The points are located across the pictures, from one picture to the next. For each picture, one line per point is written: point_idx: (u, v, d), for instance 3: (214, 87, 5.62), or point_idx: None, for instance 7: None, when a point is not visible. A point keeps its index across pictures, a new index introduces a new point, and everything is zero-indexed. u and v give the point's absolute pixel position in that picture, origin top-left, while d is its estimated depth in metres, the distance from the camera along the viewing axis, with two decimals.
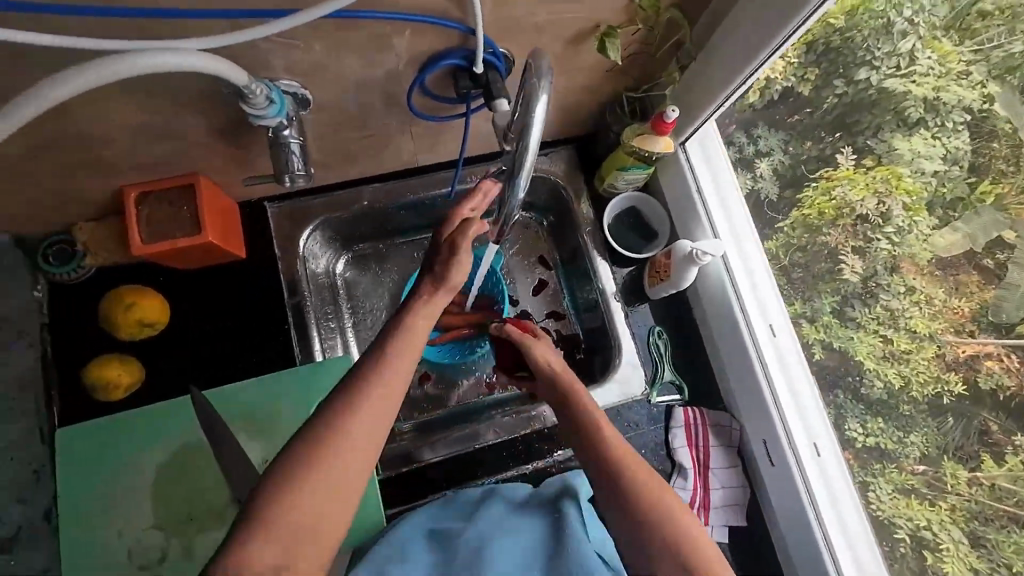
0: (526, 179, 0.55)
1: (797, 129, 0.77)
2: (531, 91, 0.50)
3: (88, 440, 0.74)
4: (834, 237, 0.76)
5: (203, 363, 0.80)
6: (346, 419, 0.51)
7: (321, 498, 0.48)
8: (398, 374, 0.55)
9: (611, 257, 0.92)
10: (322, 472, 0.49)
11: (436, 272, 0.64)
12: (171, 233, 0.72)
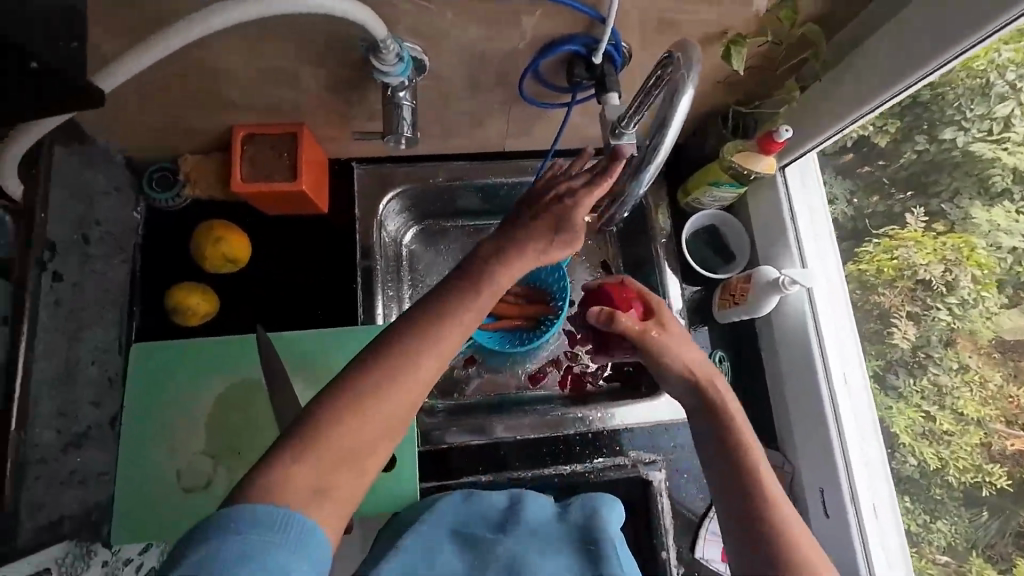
0: (651, 171, 0.60)
1: (867, 180, 0.78)
2: (676, 81, 0.51)
3: (162, 358, 0.78)
4: (889, 297, 0.77)
5: (273, 304, 0.82)
6: (417, 355, 0.52)
7: (372, 431, 0.49)
8: (460, 326, 0.55)
9: (683, 273, 0.90)
10: (375, 408, 0.49)
11: (549, 238, 0.64)
12: (269, 176, 0.75)
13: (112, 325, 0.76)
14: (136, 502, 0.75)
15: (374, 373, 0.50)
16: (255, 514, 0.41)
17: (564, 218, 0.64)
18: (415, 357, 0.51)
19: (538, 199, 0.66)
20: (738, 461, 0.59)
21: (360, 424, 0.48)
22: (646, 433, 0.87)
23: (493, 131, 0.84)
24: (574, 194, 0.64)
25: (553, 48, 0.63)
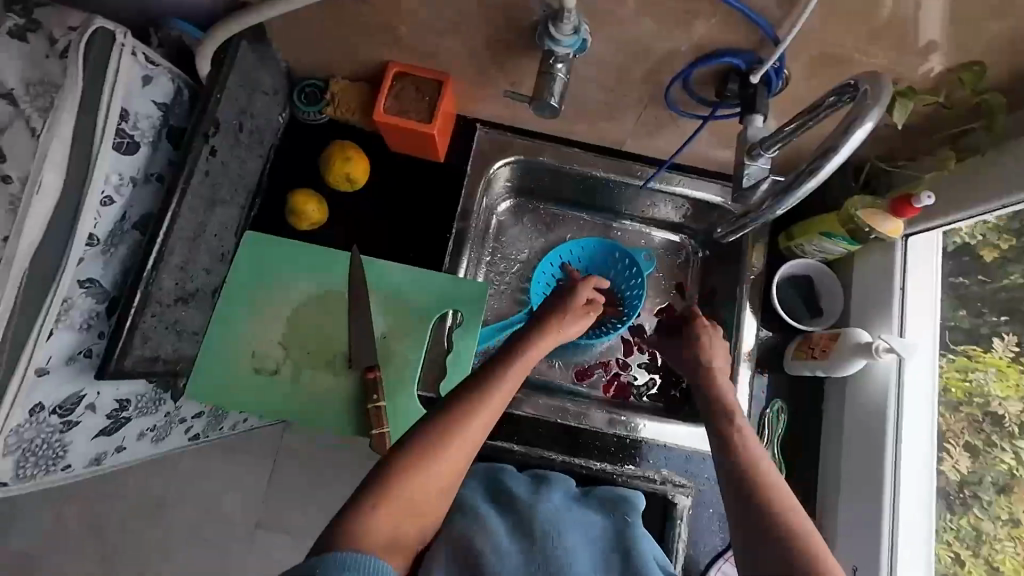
0: (797, 196, 0.59)
1: (965, 294, 0.79)
2: (858, 112, 0.50)
3: (265, 249, 0.84)
4: (954, 418, 0.78)
5: (373, 232, 0.88)
6: (464, 421, 0.60)
7: (430, 486, 0.56)
8: (496, 405, 0.63)
9: (763, 315, 0.88)
10: (434, 467, 0.57)
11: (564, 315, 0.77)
12: (409, 115, 0.80)
13: (239, 207, 0.84)
14: (211, 366, 0.81)
15: (430, 434, 0.58)
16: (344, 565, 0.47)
17: (572, 298, 0.78)
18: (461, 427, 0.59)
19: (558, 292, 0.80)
20: (739, 455, 0.59)
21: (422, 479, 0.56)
22: (682, 456, 0.86)
23: (619, 126, 0.86)
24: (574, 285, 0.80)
25: (714, 58, 0.64)
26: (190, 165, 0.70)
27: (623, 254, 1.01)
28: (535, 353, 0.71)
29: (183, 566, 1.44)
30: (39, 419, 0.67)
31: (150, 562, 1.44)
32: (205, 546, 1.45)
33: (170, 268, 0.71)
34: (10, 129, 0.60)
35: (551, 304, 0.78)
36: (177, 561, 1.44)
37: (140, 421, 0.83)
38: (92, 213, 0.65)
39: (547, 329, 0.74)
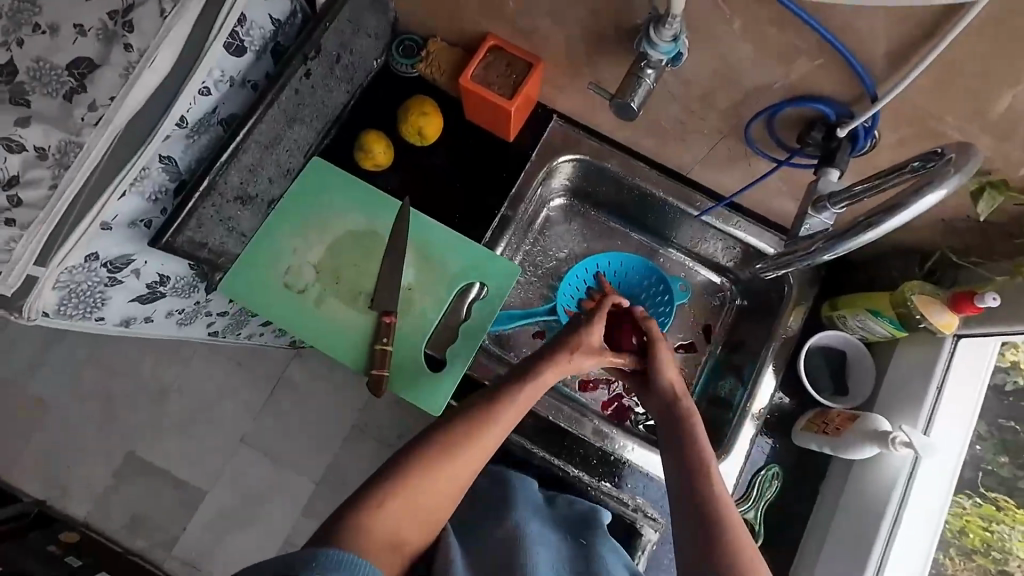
0: (847, 249, 0.57)
1: (1014, 440, 0.75)
2: (934, 177, 0.49)
3: (323, 176, 0.88)
4: (966, 565, 0.73)
5: (427, 189, 0.91)
6: (473, 432, 0.66)
7: (442, 487, 0.62)
8: (497, 432, 0.67)
9: (783, 377, 0.85)
10: (438, 482, 0.62)
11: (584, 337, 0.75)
12: (493, 88, 0.82)
13: (314, 132, 0.88)
14: (246, 269, 0.84)
15: (443, 438, 0.65)
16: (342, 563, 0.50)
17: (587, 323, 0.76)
18: (462, 447, 0.64)
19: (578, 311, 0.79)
20: (709, 484, 0.64)
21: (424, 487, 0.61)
22: (660, 490, 0.85)
23: (691, 153, 0.85)
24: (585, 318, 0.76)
25: (807, 102, 0.63)
26: (284, 79, 0.75)
27: (658, 280, 1.02)
28: (553, 374, 0.72)
29: (165, 453, 1.52)
30: (91, 269, 0.71)
31: (139, 439, 1.53)
32: (190, 441, 1.52)
33: (239, 166, 0.75)
34: (144, 5, 0.66)
35: (562, 336, 0.75)
36: (161, 446, 1.52)
37: (172, 300, 0.88)
38: (189, 98, 0.71)
39: (554, 364, 0.72)
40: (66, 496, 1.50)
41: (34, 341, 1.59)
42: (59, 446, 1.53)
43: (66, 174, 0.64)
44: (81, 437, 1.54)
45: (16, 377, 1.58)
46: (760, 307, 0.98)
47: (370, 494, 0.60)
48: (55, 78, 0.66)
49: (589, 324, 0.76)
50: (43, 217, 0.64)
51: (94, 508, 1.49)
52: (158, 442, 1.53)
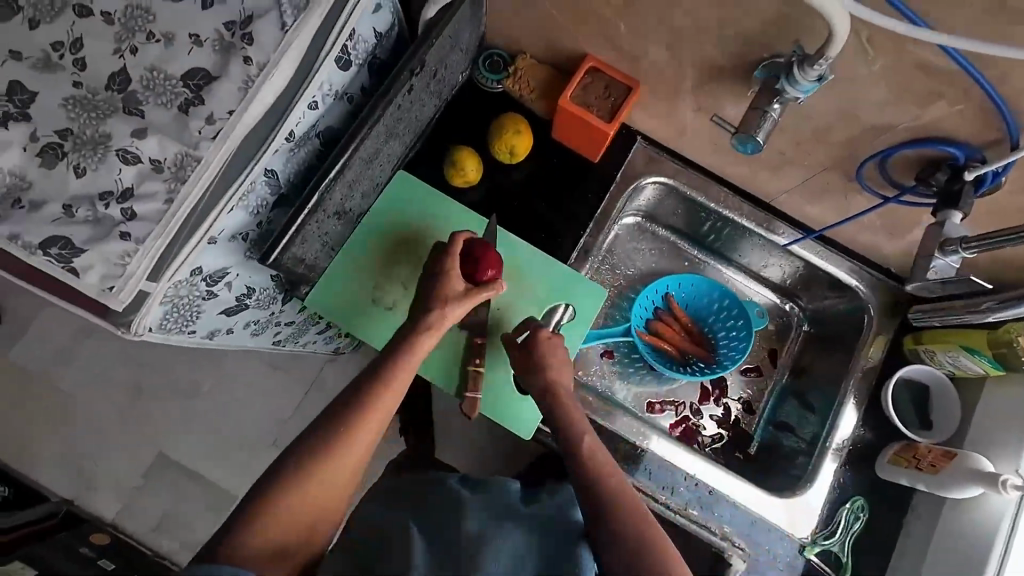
0: None
1: None
2: None
3: (409, 188, 0.86)
4: None
5: (512, 208, 0.91)
6: (337, 425, 0.66)
7: (317, 482, 0.64)
8: (365, 426, 0.67)
9: (865, 410, 0.87)
10: (309, 492, 0.63)
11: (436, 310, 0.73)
12: (592, 110, 0.82)
13: (403, 145, 0.87)
14: (336, 285, 0.83)
15: (316, 440, 0.65)
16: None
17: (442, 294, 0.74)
18: (328, 458, 0.64)
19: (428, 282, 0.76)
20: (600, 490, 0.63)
21: (294, 504, 0.62)
22: (748, 519, 0.82)
23: (782, 182, 0.85)
24: (437, 276, 0.75)
25: (931, 142, 0.63)
26: (392, 96, 0.74)
27: (732, 305, 1.01)
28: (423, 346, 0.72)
29: (197, 454, 1.50)
30: (192, 283, 0.70)
31: (170, 439, 1.51)
32: (222, 443, 1.50)
33: (342, 183, 0.74)
34: (264, 17, 0.64)
35: (422, 306, 0.74)
36: (194, 446, 1.50)
37: (252, 311, 0.87)
38: (300, 111, 0.70)
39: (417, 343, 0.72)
40: (94, 495, 1.47)
41: (63, 335, 1.56)
42: (88, 444, 1.50)
43: (184, 188, 0.63)
44: (110, 433, 1.51)
45: (43, 371, 1.55)
46: (835, 336, 0.99)
47: (245, 515, 0.61)
48: (169, 88, 0.65)
49: (444, 278, 0.75)
50: (159, 232, 0.62)
51: (122, 509, 1.46)
52: (190, 442, 1.50)
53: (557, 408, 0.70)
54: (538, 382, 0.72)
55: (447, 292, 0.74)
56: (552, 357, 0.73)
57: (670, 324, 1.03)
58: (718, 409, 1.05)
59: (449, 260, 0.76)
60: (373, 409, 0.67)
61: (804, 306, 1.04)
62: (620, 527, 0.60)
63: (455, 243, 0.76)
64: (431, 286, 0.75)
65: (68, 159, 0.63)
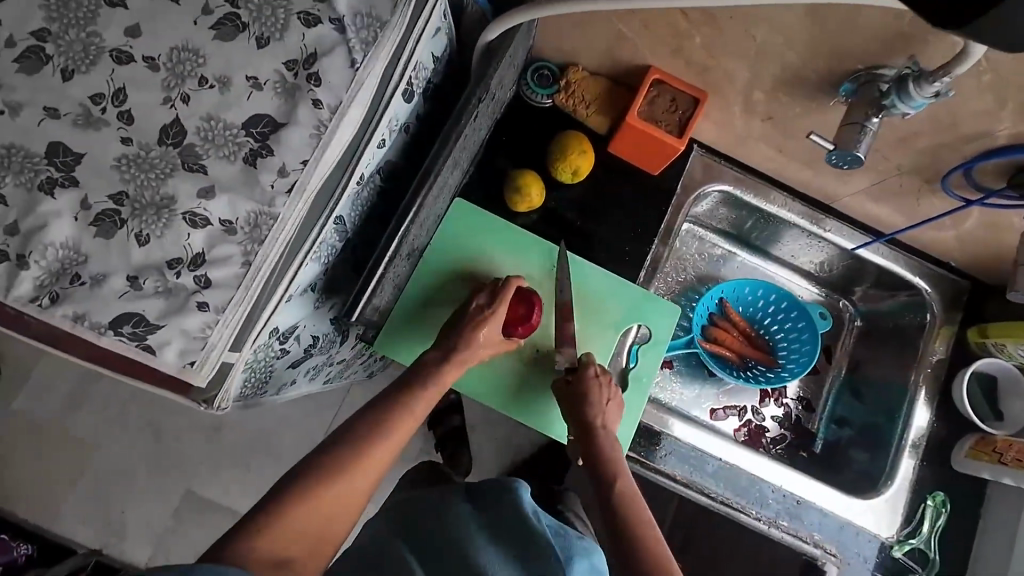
0: None
1: None
2: None
3: (471, 219, 0.84)
4: None
5: (573, 228, 0.87)
6: (358, 446, 0.66)
7: (321, 503, 0.62)
8: (388, 446, 0.68)
9: (935, 404, 0.89)
10: (315, 505, 0.62)
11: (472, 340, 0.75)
12: (661, 126, 0.79)
13: (461, 171, 0.83)
14: (407, 323, 0.81)
15: (325, 462, 0.65)
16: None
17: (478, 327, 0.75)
18: (338, 477, 0.64)
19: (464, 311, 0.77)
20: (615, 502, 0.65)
21: (302, 513, 0.61)
22: (836, 524, 0.83)
23: (850, 183, 0.85)
24: (485, 307, 0.77)
25: (999, 154, 0.67)
26: (460, 128, 0.70)
27: (790, 307, 1.00)
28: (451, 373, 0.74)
29: (229, 488, 1.36)
30: (268, 344, 0.66)
31: (197, 475, 1.36)
32: (253, 476, 1.36)
33: (415, 222, 0.71)
34: (332, 53, 0.59)
35: (460, 333, 0.75)
36: (206, 485, 1.36)
37: (315, 359, 0.82)
38: (370, 152, 0.65)
39: (451, 368, 0.74)
40: (115, 547, 1.31)
41: (57, 380, 1.38)
42: (100, 496, 1.34)
43: (262, 249, 0.58)
44: (103, 480, 1.35)
45: (39, 419, 1.37)
46: (893, 331, 0.98)
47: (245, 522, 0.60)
48: (230, 138, 0.58)
49: (483, 324, 0.75)
50: (240, 297, 0.58)
51: (155, 553, 1.31)
52: (219, 478, 1.36)
53: (596, 446, 0.70)
54: (580, 420, 0.72)
55: (489, 338, 0.76)
56: (600, 398, 0.72)
57: (727, 330, 1.01)
58: (778, 409, 1.02)
59: (496, 305, 0.76)
60: (390, 437, 0.68)
61: (857, 302, 1.04)
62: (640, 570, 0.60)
63: (507, 289, 0.77)
64: (468, 328, 0.75)
65: (128, 227, 0.56)
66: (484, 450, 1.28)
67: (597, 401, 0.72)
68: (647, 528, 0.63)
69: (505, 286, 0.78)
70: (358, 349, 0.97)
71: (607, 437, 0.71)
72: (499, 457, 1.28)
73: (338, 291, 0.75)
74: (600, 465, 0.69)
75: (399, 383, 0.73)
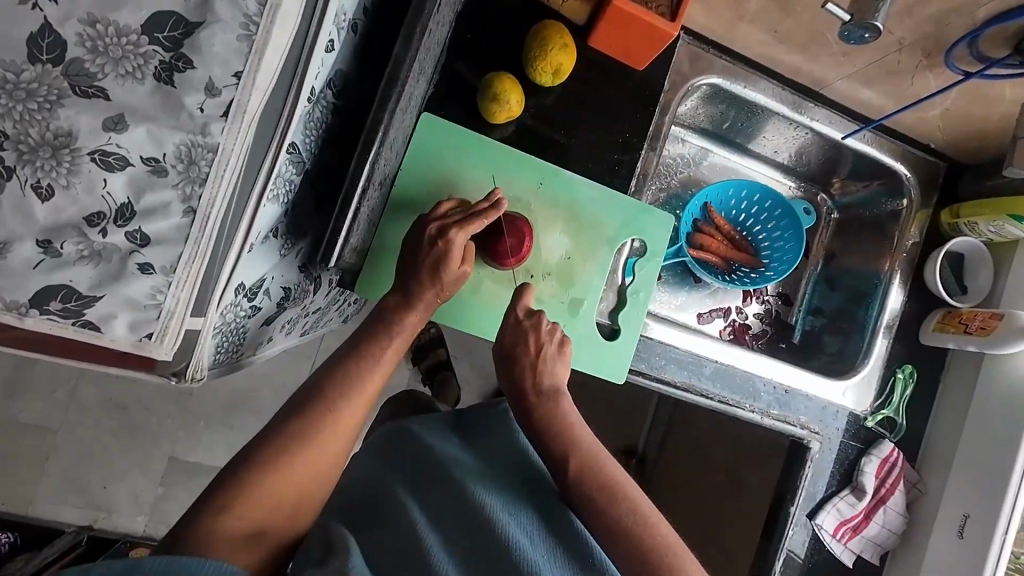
0: None
1: None
2: None
3: (447, 136, 0.74)
4: None
5: (556, 139, 0.79)
6: (331, 412, 0.61)
7: (303, 473, 0.58)
8: (359, 407, 0.63)
9: (906, 285, 0.94)
10: (289, 471, 0.57)
11: (432, 278, 0.68)
12: (652, 9, 0.69)
13: (426, 80, 0.72)
14: (380, 261, 0.73)
15: (294, 424, 0.60)
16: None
17: (441, 264, 0.67)
18: (304, 446, 0.59)
19: (416, 241, 0.69)
20: (568, 452, 0.64)
21: (272, 482, 0.56)
22: (820, 406, 0.89)
23: (845, 61, 0.81)
24: (441, 237, 0.68)
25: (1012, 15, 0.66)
26: (424, 21, 0.59)
27: (775, 205, 0.99)
28: (413, 324, 0.69)
29: (214, 450, 1.31)
30: (236, 303, 0.58)
31: (177, 441, 1.30)
32: (238, 434, 1.32)
33: (384, 146, 0.61)
34: None
35: (419, 274, 0.68)
36: (188, 451, 1.30)
37: (289, 311, 0.74)
38: (317, 59, 0.54)
39: (405, 329, 0.68)
40: (105, 522, 1.26)
41: None
42: (76, 474, 1.26)
43: (205, 191, 0.47)
44: (72, 459, 1.26)
45: None
46: (870, 221, 0.99)
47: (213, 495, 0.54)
48: (128, 45, 0.43)
49: (442, 259, 0.67)
50: (190, 254, 0.48)
51: (150, 520, 1.27)
52: (202, 441, 1.31)
53: (535, 413, 0.67)
54: (516, 391, 0.69)
55: (454, 270, 0.68)
56: (527, 353, 0.69)
57: (713, 236, 0.99)
58: (759, 307, 1.03)
59: (454, 233, 0.67)
60: (354, 399, 0.63)
61: (835, 194, 1.04)
62: (616, 520, 0.60)
63: (474, 220, 0.68)
64: (428, 264, 0.68)
65: (19, 177, 0.43)
66: (473, 381, 1.27)
67: (526, 350, 0.69)
68: (611, 483, 0.62)
69: (477, 215, 0.69)
70: (333, 296, 0.88)
71: (544, 383, 0.68)
72: (488, 386, 1.28)
73: (303, 234, 0.66)
74: (546, 437, 0.66)
75: (360, 351, 0.66)
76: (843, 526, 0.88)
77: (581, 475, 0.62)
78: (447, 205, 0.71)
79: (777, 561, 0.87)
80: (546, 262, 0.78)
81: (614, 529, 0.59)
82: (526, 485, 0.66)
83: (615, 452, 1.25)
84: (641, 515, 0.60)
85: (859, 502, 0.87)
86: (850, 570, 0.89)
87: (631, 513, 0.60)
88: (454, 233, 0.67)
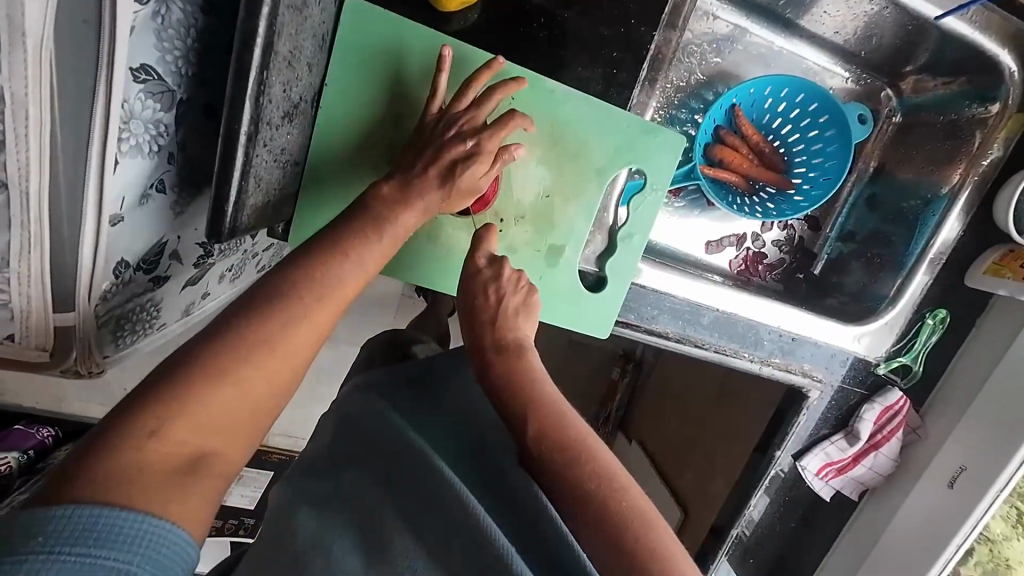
0: None
1: None
2: None
3: (384, 33, 0.56)
4: None
5: (535, 31, 0.59)
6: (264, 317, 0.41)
7: (233, 409, 0.38)
8: (308, 323, 0.42)
9: (966, 213, 0.77)
10: (212, 399, 0.37)
11: (445, 181, 0.52)
12: None
13: None
14: (311, 204, 0.59)
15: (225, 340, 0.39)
16: (85, 523, 0.31)
17: (463, 168, 0.52)
18: (235, 364, 0.39)
19: (433, 142, 0.53)
20: (525, 413, 0.51)
21: (200, 409, 0.37)
22: (827, 353, 0.81)
23: None
24: (471, 135, 0.52)
25: None
26: None
27: (821, 110, 0.78)
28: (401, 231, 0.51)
29: None
30: (126, 281, 0.48)
31: None
32: None
33: (281, 62, 0.44)
34: None
35: (422, 179, 0.51)
36: None
37: (220, 263, 0.64)
38: None
39: (381, 244, 0.49)
40: None
41: None
42: None
43: (9, 157, 0.34)
44: None
45: None
46: (941, 130, 0.79)
47: None
48: None
49: (467, 160, 0.52)
50: (20, 241, 0.37)
51: None
52: None
53: (491, 370, 0.55)
54: (473, 351, 0.57)
55: (473, 179, 0.53)
56: (486, 307, 0.57)
57: (737, 150, 0.80)
58: (780, 233, 0.88)
59: (484, 135, 0.52)
60: (295, 329, 0.41)
61: (904, 90, 0.82)
62: (581, 488, 0.45)
63: (513, 119, 0.54)
64: (443, 167, 0.52)
65: None
66: None
67: (487, 299, 0.57)
68: (576, 442, 0.48)
69: (512, 117, 0.54)
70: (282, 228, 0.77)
71: (506, 335, 0.56)
72: None
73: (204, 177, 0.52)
74: (501, 398, 0.53)
75: (292, 263, 0.45)
76: (828, 468, 0.86)
77: (540, 437, 0.49)
78: (474, 92, 0.54)
79: (760, 487, 0.87)
80: (519, 202, 0.64)
81: (576, 498, 0.45)
82: (478, 453, 0.54)
83: (613, 353, 1.24)
84: (607, 479, 0.46)
85: (851, 447, 0.84)
86: (826, 501, 0.89)
87: (596, 474, 0.46)
88: (488, 135, 0.53)
